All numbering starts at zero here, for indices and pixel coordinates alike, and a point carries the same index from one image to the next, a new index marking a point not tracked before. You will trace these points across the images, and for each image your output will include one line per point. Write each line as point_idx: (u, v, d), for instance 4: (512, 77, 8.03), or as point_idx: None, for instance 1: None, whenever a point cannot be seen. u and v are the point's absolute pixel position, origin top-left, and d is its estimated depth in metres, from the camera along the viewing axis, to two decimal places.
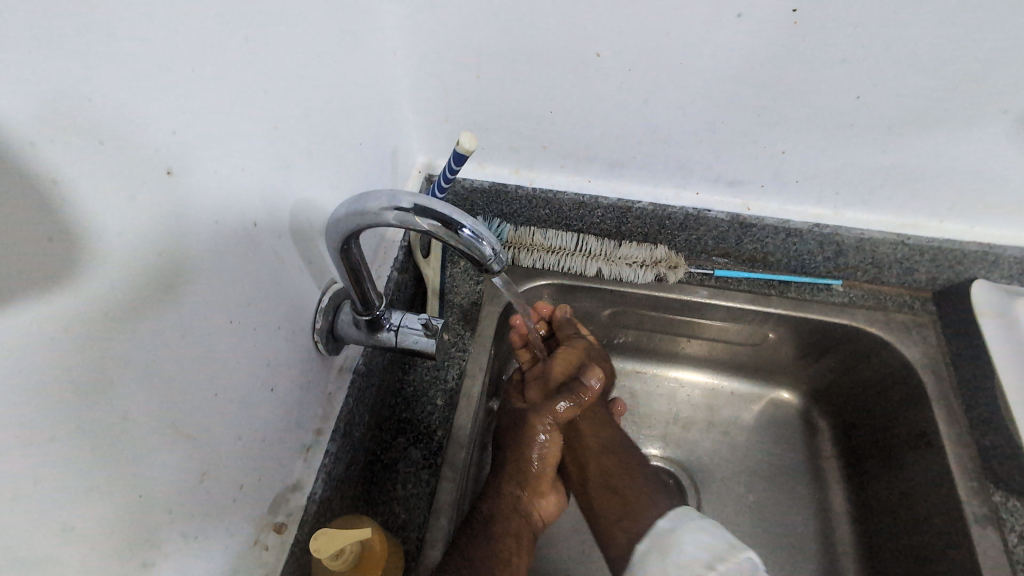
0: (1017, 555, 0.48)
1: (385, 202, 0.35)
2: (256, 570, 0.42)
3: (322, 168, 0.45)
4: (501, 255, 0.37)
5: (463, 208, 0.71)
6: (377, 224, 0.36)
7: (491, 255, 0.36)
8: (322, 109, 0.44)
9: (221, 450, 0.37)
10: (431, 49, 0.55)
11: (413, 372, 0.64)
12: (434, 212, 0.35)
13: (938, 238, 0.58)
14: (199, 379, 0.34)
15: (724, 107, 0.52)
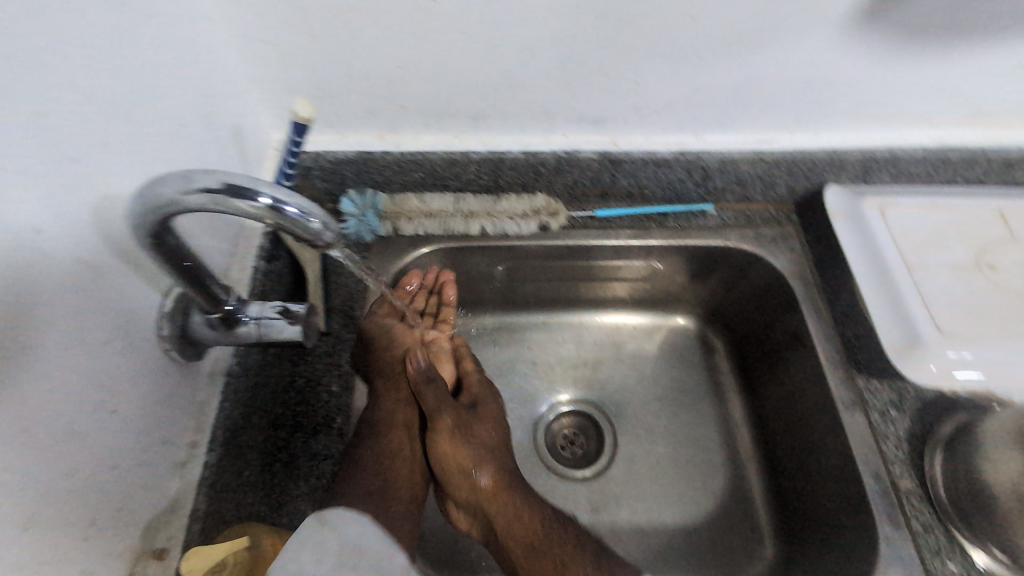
0: (879, 430, 0.52)
1: (184, 187, 0.31)
2: None
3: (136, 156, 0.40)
4: (334, 229, 0.35)
5: (334, 182, 0.67)
6: (185, 210, 0.32)
7: (323, 231, 0.34)
8: (119, 88, 0.38)
9: (50, 491, 0.33)
10: (252, 9, 0.50)
11: (304, 362, 0.60)
12: (249, 192, 0.31)
13: (791, 150, 0.60)
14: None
15: (571, 43, 0.51)
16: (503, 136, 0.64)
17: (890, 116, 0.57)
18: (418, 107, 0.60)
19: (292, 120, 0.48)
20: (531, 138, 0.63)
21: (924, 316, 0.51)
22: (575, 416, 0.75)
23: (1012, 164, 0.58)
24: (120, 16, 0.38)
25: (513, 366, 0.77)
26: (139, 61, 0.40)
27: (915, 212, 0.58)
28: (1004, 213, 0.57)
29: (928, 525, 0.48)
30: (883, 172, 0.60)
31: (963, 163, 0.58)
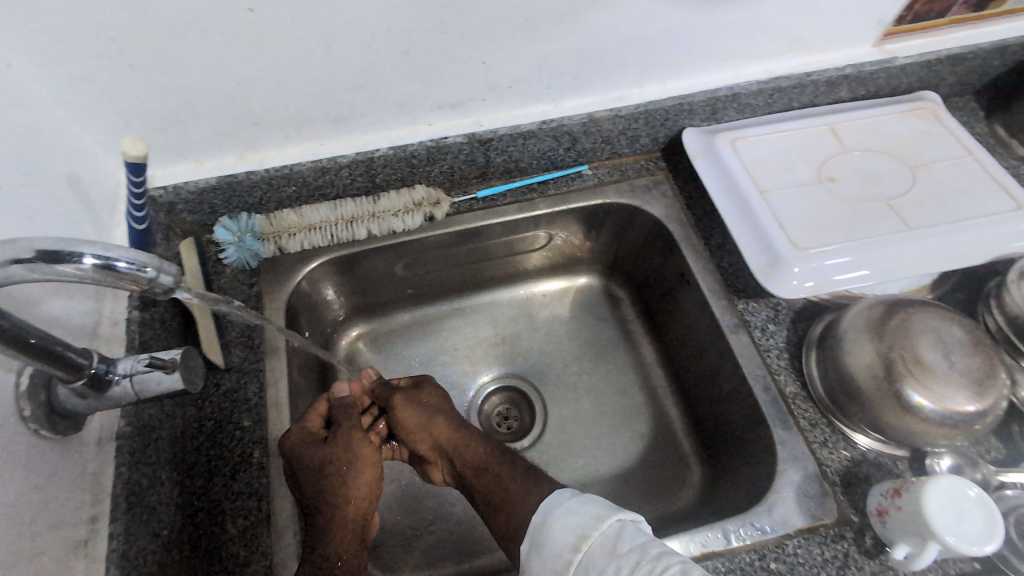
0: (761, 344, 0.57)
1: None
2: None
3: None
4: (173, 271, 0.35)
5: (204, 212, 0.64)
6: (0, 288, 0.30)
7: (161, 276, 0.34)
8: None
9: None
10: (54, 48, 0.45)
11: (210, 404, 0.58)
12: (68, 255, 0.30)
13: (643, 102, 0.63)
14: None
15: (404, 32, 0.51)
16: (367, 135, 0.62)
17: (729, 56, 0.60)
18: (272, 120, 0.57)
19: (126, 161, 0.45)
20: (398, 132, 0.62)
21: (782, 235, 0.55)
22: (503, 391, 0.77)
23: (836, 83, 0.63)
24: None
25: (433, 359, 0.77)
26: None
27: (762, 140, 0.62)
28: (836, 128, 0.62)
29: (814, 421, 0.53)
30: (729, 109, 0.65)
31: (794, 90, 0.63)
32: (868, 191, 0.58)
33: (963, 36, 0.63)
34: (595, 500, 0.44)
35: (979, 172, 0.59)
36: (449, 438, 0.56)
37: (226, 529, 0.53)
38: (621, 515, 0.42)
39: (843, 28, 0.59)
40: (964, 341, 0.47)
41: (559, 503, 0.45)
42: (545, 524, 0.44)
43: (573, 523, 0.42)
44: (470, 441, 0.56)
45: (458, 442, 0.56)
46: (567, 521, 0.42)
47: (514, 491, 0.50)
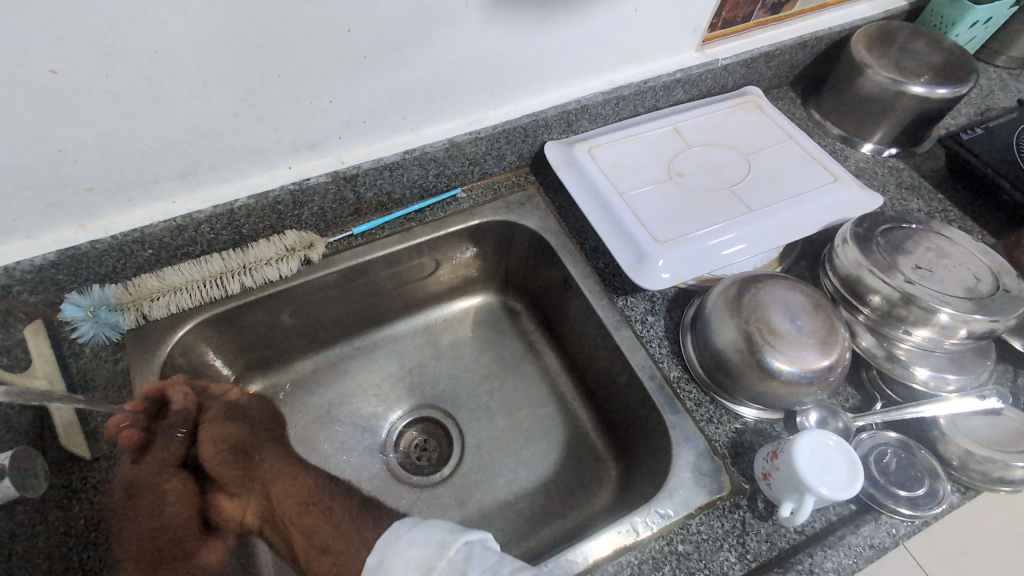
0: (642, 336, 0.60)
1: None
2: None
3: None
4: None
5: (47, 291, 0.57)
6: None
7: None
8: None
9: None
10: None
11: (78, 503, 0.49)
12: None
13: (501, 122, 0.65)
14: None
15: (239, 79, 0.50)
16: (223, 186, 0.59)
17: (571, 72, 0.64)
18: (110, 183, 0.53)
19: None
20: (256, 180, 0.60)
21: (643, 231, 0.59)
22: (417, 424, 0.75)
23: (670, 87, 0.70)
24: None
25: (335, 405, 0.74)
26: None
27: (615, 146, 0.66)
28: (677, 128, 0.68)
29: (699, 400, 0.56)
30: (582, 120, 0.68)
31: (635, 97, 0.68)
32: (712, 180, 0.63)
33: (768, 36, 0.71)
34: (435, 527, 0.46)
35: (801, 152, 0.66)
36: (287, 477, 0.60)
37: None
38: (468, 538, 0.45)
39: (666, 38, 0.65)
40: (807, 305, 0.53)
41: (397, 537, 0.46)
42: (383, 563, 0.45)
43: (414, 558, 0.44)
44: (301, 481, 0.60)
45: (284, 476, 0.60)
46: (405, 557, 0.44)
47: (350, 543, 0.52)
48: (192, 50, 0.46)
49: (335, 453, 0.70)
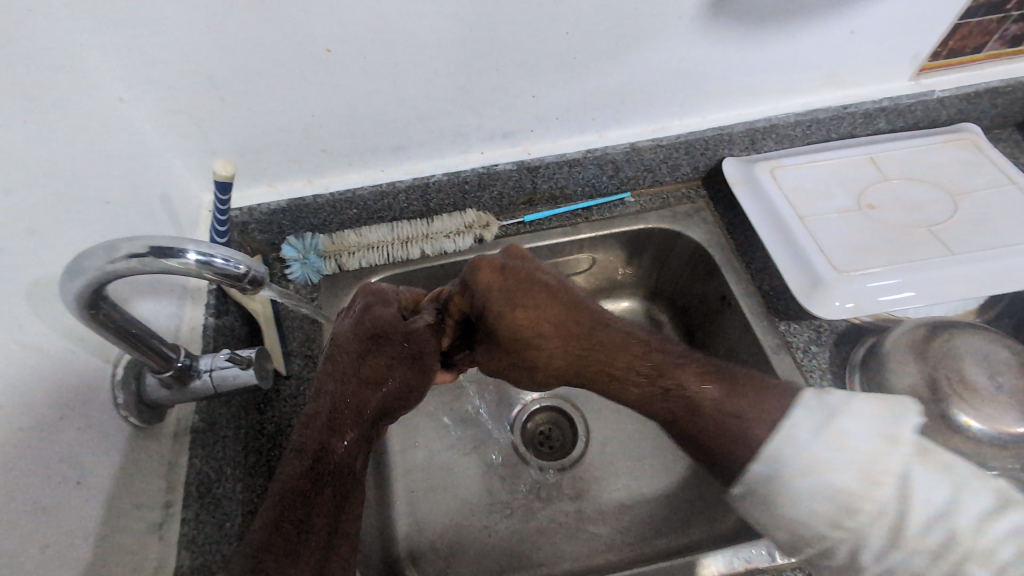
0: (804, 364, 0.58)
1: (107, 256, 0.32)
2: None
3: (57, 233, 0.41)
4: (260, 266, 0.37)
5: (273, 232, 0.69)
6: (111, 281, 0.33)
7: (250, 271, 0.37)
8: (24, 171, 0.38)
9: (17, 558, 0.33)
10: (155, 75, 0.51)
11: (271, 409, 0.62)
12: (170, 249, 0.34)
13: (684, 133, 0.67)
14: None
15: (464, 70, 0.56)
16: (424, 162, 0.67)
17: (767, 90, 0.64)
18: (338, 148, 0.63)
19: (215, 181, 0.49)
20: (451, 160, 0.67)
21: (823, 259, 0.57)
22: (547, 411, 0.76)
23: (873, 115, 0.67)
24: (17, 106, 0.39)
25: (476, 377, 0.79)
26: (47, 140, 0.41)
27: (800, 170, 0.65)
28: (874, 158, 0.65)
29: None
30: (768, 140, 0.68)
31: (831, 121, 0.67)
32: (909, 217, 0.60)
33: (998, 71, 0.66)
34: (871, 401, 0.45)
35: (1023, 201, 0.60)
36: (558, 341, 0.53)
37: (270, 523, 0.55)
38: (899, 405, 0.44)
39: (877, 64, 0.63)
40: (1011, 364, 0.48)
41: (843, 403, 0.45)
42: (782, 477, 0.44)
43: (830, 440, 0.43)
44: (574, 326, 0.53)
45: (531, 326, 0.52)
46: (823, 454, 0.43)
47: (751, 418, 0.47)
48: (432, 42, 0.53)
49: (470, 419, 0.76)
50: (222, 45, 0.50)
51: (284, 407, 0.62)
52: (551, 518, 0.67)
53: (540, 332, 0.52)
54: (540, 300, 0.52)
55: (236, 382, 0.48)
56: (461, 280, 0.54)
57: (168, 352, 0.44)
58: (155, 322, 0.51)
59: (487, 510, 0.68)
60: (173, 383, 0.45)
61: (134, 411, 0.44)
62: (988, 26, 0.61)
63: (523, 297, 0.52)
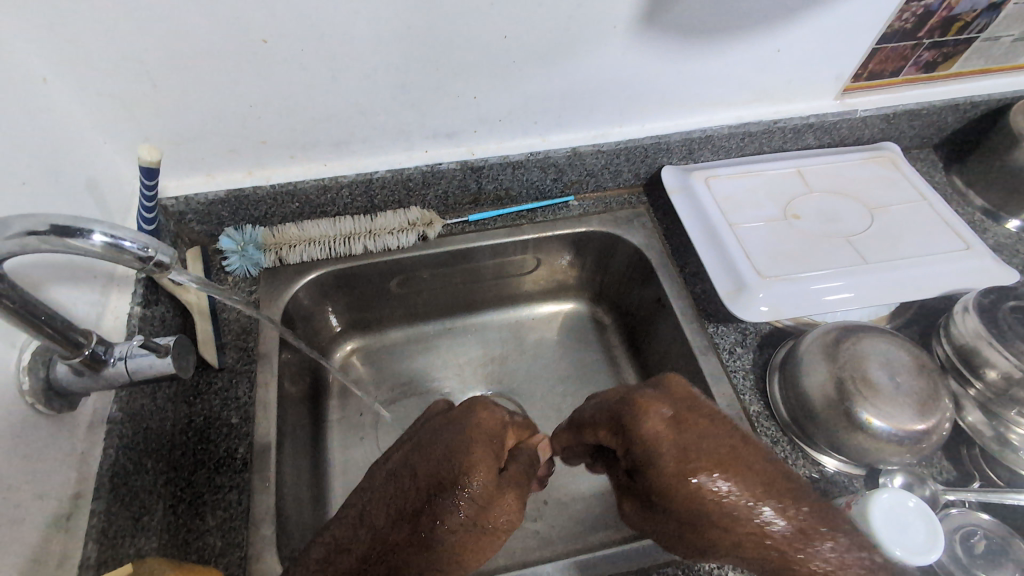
0: (729, 364, 0.61)
1: (3, 234, 0.31)
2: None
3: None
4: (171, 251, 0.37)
5: (211, 223, 0.68)
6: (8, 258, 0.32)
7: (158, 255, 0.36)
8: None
9: None
10: (81, 57, 0.50)
11: (200, 402, 0.60)
12: (74, 228, 0.33)
13: (624, 140, 0.69)
14: None
15: (406, 68, 0.57)
16: (367, 158, 0.67)
17: (702, 102, 0.67)
18: (278, 140, 0.62)
19: (140, 165, 0.48)
20: (395, 157, 0.67)
21: (747, 263, 0.60)
22: None
23: (801, 130, 0.71)
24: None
25: (418, 375, 0.79)
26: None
27: (732, 179, 0.68)
28: (801, 170, 0.69)
29: (776, 438, 0.56)
30: (704, 150, 0.71)
31: (762, 134, 0.70)
32: (829, 227, 0.63)
33: (913, 94, 0.71)
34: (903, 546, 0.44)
35: (932, 215, 0.64)
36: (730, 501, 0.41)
37: (188, 528, 0.52)
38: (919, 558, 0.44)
39: (804, 82, 0.66)
40: (910, 366, 0.51)
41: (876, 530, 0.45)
42: None
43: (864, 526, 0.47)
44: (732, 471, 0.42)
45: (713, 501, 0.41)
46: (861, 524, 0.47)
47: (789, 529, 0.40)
48: (374, 39, 0.54)
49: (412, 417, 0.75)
50: (152, 28, 0.49)
51: (212, 402, 0.60)
52: None
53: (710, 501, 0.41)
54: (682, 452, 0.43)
55: (154, 370, 0.47)
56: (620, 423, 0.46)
57: (77, 339, 0.43)
58: (75, 309, 0.50)
59: None
60: (83, 371, 0.44)
61: (40, 399, 0.43)
62: (904, 52, 0.65)
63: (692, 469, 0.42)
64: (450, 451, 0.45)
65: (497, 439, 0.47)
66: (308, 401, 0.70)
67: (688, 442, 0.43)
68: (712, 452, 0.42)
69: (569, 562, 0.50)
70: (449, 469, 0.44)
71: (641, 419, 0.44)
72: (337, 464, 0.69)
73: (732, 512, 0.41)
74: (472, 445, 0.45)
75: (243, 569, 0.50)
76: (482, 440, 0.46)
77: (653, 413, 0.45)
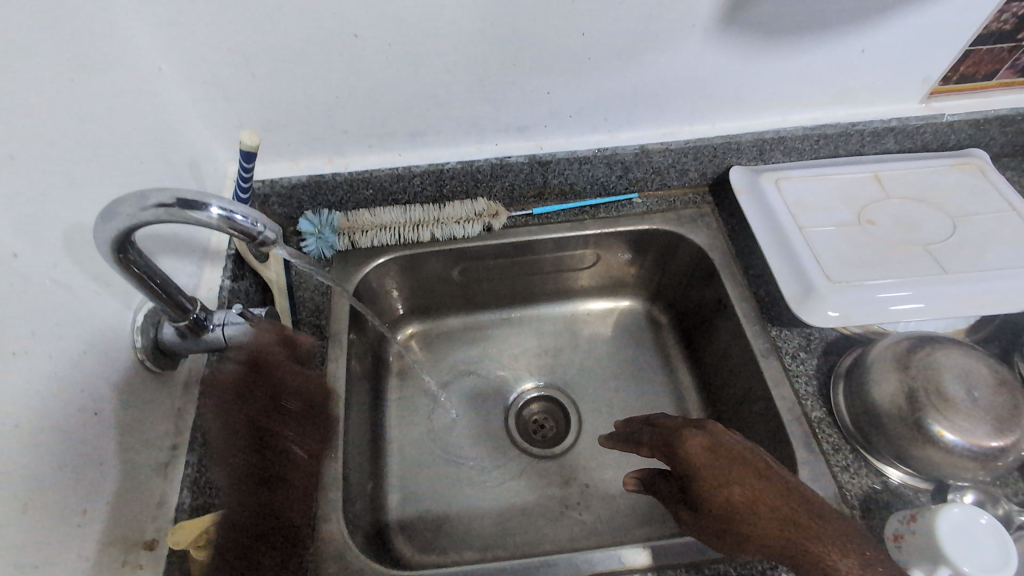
0: (792, 369, 0.60)
1: (139, 205, 0.35)
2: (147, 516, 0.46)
3: (94, 187, 0.44)
4: (274, 226, 0.40)
5: (292, 206, 0.72)
6: (139, 226, 0.36)
7: (263, 229, 0.39)
8: (68, 126, 0.42)
9: (39, 474, 0.36)
10: (193, 50, 0.55)
11: None
12: (196, 202, 0.36)
13: (693, 139, 0.68)
14: (18, 392, 0.35)
15: (484, 63, 0.59)
16: (439, 149, 0.70)
17: (777, 103, 0.66)
18: (359, 129, 0.66)
19: (240, 150, 0.52)
20: (466, 149, 0.70)
21: (816, 267, 0.59)
22: (543, 401, 0.79)
23: (881, 134, 0.68)
24: (67, 67, 0.43)
25: (475, 362, 0.81)
26: (89, 99, 0.45)
27: (804, 182, 0.67)
28: (879, 175, 0.67)
29: (838, 447, 0.54)
30: (776, 151, 0.70)
31: (839, 137, 0.68)
32: (906, 235, 0.61)
33: (1008, 99, 0.67)
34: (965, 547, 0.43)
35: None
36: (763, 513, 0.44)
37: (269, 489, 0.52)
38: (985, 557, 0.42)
39: (888, 84, 0.64)
40: (989, 380, 0.49)
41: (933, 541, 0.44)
42: None
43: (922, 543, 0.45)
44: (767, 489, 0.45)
45: (751, 508, 0.45)
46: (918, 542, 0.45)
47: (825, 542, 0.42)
48: (456, 34, 0.56)
49: (467, 402, 0.77)
50: (256, 23, 0.53)
51: (298, 371, 0.60)
52: (536, 501, 0.69)
53: (755, 509, 0.45)
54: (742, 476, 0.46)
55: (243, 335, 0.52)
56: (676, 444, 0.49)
57: (184, 303, 0.47)
58: (177, 278, 0.54)
59: (476, 488, 0.70)
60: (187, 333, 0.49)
61: (148, 355, 0.48)
62: (1000, 55, 0.63)
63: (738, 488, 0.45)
64: (679, 443, 0.49)
65: (700, 439, 0.48)
66: (371, 379, 0.73)
67: (748, 487, 0.45)
68: (745, 480, 0.46)
69: (617, 551, 0.51)
70: (698, 454, 0.47)
71: (681, 440, 0.49)
72: (395, 441, 0.73)
73: (756, 523, 0.44)
74: (696, 451, 0.48)
75: (312, 529, 0.54)
76: (711, 440, 0.48)
77: (694, 443, 0.48)
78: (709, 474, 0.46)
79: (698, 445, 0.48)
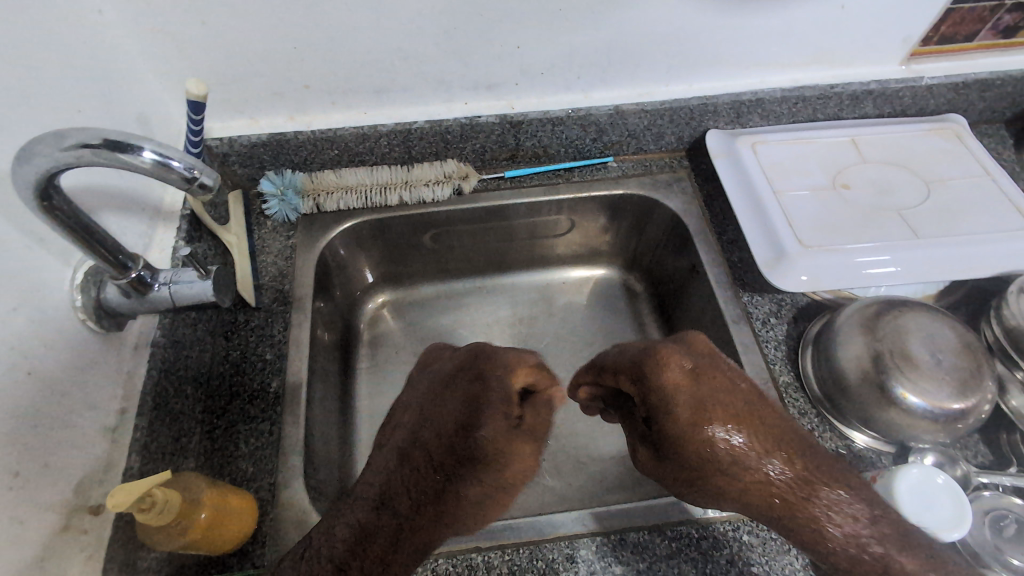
0: (761, 335, 0.59)
1: (60, 146, 0.33)
2: (92, 480, 0.44)
3: (22, 134, 0.41)
4: (212, 174, 0.37)
5: (253, 166, 0.69)
6: (62, 170, 0.34)
7: (199, 177, 0.37)
8: None
9: None
10: None
11: (237, 336, 0.62)
12: (125, 143, 0.34)
13: (669, 100, 0.67)
14: None
15: (451, 14, 0.56)
16: (407, 108, 0.67)
17: (755, 62, 0.64)
18: (321, 85, 0.62)
19: (188, 99, 0.48)
20: (435, 108, 0.67)
21: (789, 233, 0.58)
22: None
23: (860, 98, 0.67)
24: None
25: (447, 329, 0.79)
26: (14, 36, 0.41)
27: (781, 145, 0.65)
28: (856, 139, 0.66)
29: (804, 411, 0.54)
30: (753, 114, 0.68)
31: (818, 100, 0.67)
32: (880, 199, 0.60)
33: (989, 62, 0.66)
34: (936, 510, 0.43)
35: (996, 192, 0.60)
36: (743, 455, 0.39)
37: (400, 508, 0.40)
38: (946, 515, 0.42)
39: (868, 44, 0.63)
40: (955, 344, 0.49)
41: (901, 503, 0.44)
42: None
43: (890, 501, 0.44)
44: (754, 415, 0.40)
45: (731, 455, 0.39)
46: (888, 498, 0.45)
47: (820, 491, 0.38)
48: None
49: None
50: None
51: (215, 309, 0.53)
52: None
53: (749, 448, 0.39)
54: (719, 396, 0.40)
55: (196, 295, 0.49)
56: (636, 371, 0.42)
57: (126, 261, 0.44)
58: (124, 237, 0.52)
59: None
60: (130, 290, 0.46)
61: (91, 315, 0.46)
62: (980, 13, 0.61)
63: (716, 404, 0.40)
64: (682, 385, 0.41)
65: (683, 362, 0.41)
66: (338, 346, 0.71)
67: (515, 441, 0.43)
68: (728, 407, 0.40)
69: (584, 514, 0.51)
70: (674, 392, 0.40)
71: (661, 367, 0.41)
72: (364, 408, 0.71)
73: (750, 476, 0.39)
74: (669, 370, 0.41)
75: (272, 495, 0.53)
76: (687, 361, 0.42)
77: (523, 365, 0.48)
78: (693, 408, 0.40)
79: (681, 361, 0.41)
